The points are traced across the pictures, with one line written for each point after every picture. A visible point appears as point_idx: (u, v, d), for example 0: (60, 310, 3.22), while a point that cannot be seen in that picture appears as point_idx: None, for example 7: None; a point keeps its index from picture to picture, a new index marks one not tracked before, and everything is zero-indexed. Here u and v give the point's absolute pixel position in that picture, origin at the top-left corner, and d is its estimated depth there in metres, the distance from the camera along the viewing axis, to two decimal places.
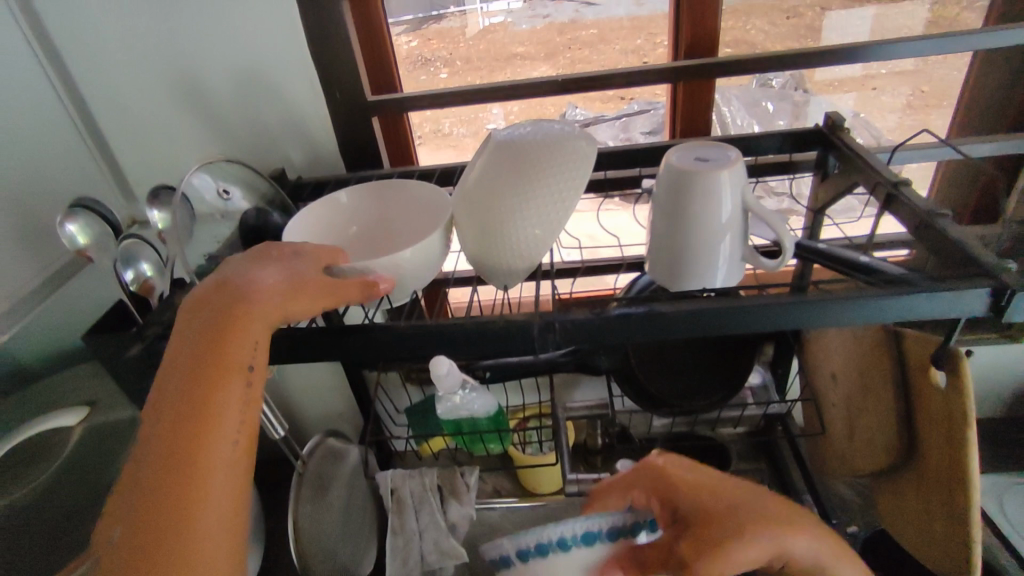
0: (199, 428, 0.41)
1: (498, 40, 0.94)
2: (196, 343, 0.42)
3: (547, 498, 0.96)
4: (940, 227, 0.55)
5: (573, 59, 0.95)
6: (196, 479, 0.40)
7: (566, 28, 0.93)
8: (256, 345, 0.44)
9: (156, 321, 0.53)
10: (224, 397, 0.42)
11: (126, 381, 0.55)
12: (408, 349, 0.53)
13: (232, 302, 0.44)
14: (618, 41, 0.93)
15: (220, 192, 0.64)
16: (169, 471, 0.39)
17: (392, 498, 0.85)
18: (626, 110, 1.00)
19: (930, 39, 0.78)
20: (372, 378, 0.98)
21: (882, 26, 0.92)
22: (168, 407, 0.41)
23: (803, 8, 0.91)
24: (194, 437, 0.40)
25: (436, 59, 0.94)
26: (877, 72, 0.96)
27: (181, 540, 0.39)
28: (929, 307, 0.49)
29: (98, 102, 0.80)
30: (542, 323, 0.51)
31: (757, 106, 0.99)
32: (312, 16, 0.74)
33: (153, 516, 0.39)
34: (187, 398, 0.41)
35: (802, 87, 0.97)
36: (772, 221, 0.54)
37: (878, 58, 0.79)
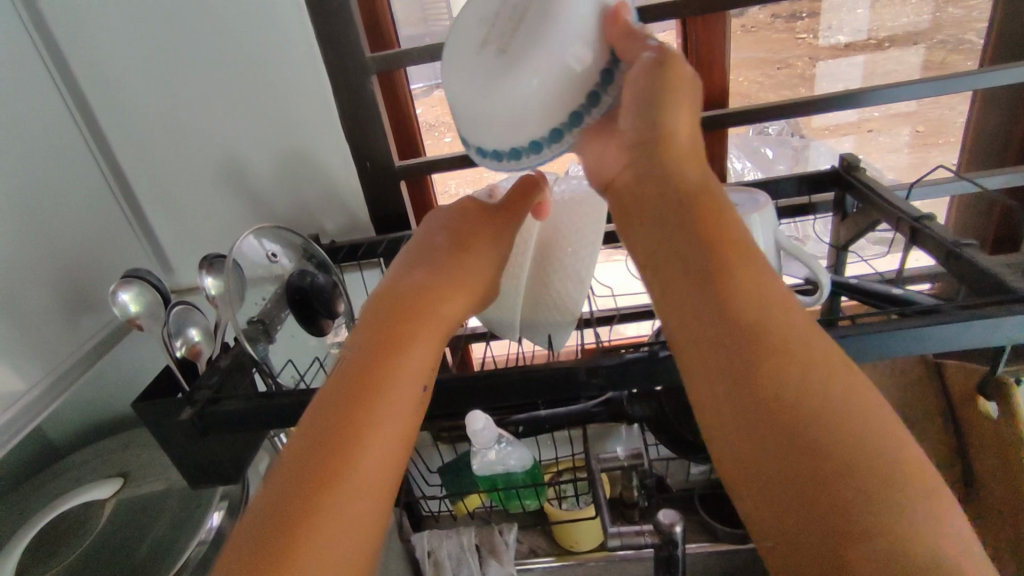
0: (355, 430, 0.39)
1: None
2: (377, 341, 0.43)
3: (586, 556, 0.93)
4: (969, 257, 0.55)
5: None
6: (338, 483, 0.37)
7: None
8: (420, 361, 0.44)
9: (205, 385, 0.56)
10: (385, 405, 0.41)
11: (173, 446, 0.56)
12: (453, 401, 0.54)
13: (413, 303, 0.46)
14: None
15: (269, 257, 0.68)
16: (317, 466, 0.38)
17: (430, 561, 0.83)
18: None
19: (926, 82, 0.81)
20: None
21: (873, 72, 0.96)
22: (335, 403, 0.41)
23: (792, 60, 0.95)
24: (349, 439, 0.39)
25: (440, 123, 0.93)
26: (871, 116, 1.01)
27: (309, 550, 0.35)
28: (972, 335, 0.49)
29: (143, 182, 0.85)
30: (586, 368, 0.51)
31: (756, 153, 1.00)
32: (342, 92, 0.78)
33: (290, 513, 0.36)
34: (353, 397, 0.40)
35: (799, 132, 1.01)
36: (803, 257, 0.57)
37: (875, 102, 0.82)
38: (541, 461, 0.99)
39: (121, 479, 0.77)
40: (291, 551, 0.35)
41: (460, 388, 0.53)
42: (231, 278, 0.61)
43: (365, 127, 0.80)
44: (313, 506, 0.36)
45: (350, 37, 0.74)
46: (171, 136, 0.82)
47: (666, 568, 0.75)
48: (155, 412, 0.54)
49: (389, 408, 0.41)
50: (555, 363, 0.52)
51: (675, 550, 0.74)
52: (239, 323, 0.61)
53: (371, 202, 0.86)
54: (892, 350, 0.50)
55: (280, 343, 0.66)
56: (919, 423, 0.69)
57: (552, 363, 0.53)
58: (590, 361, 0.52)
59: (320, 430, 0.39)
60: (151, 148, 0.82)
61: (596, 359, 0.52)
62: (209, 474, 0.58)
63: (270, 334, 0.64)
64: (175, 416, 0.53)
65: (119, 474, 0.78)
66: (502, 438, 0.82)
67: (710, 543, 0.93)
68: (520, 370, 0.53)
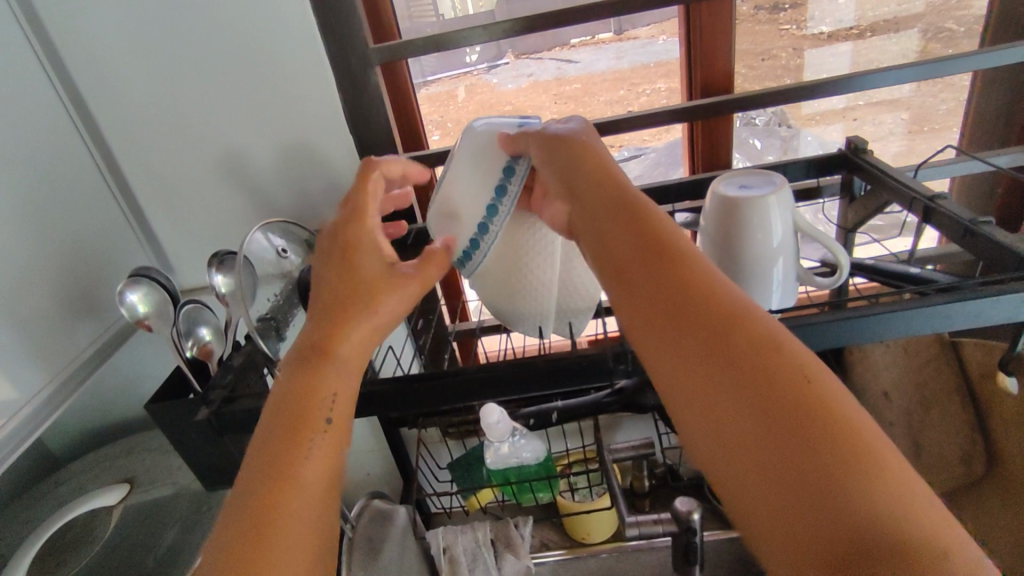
0: (300, 417, 0.42)
1: (485, 100, 0.96)
2: (317, 329, 0.46)
3: (598, 548, 0.93)
4: (986, 234, 0.55)
5: (560, 113, 0.98)
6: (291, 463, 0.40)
7: (552, 83, 0.96)
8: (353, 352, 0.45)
9: (219, 385, 0.55)
10: (323, 388, 0.43)
11: (190, 447, 0.54)
12: (479, 393, 0.53)
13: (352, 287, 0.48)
14: (602, 93, 0.97)
15: (278, 253, 0.67)
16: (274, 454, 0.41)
17: (445, 559, 0.80)
18: (618, 157, 1.02)
19: (920, 65, 0.81)
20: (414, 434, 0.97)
21: (860, 60, 0.96)
22: (288, 397, 0.43)
23: (776, 51, 0.94)
24: (297, 424, 0.42)
25: (427, 122, 0.94)
26: (855, 104, 1.00)
27: (272, 521, 0.38)
28: (996, 310, 0.49)
29: (142, 183, 0.83)
30: (614, 354, 0.51)
31: (744, 144, 1.00)
32: (345, 83, 0.77)
33: (257, 495, 0.39)
34: (300, 388, 0.43)
35: (786, 123, 1.00)
36: (822, 239, 0.56)
37: (860, 88, 0.82)
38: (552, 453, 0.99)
39: (128, 484, 0.75)
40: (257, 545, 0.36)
41: (487, 379, 0.52)
42: (244, 275, 0.60)
43: (368, 119, 0.79)
44: (274, 490, 0.39)
45: (353, 26, 0.73)
46: (169, 134, 0.80)
47: (685, 555, 0.75)
48: (170, 414, 0.52)
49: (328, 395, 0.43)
50: (582, 350, 0.52)
51: (694, 537, 0.74)
52: (251, 320, 0.61)
53: None
54: (919, 328, 0.50)
55: (288, 340, 0.67)
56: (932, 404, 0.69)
57: (580, 351, 0.52)
58: (618, 347, 0.51)
59: (269, 439, 0.42)
60: (149, 147, 0.81)
61: (622, 345, 0.51)
62: (226, 476, 0.56)
63: (281, 333, 0.64)
64: (190, 417, 0.52)
65: (125, 479, 0.76)
66: (517, 432, 0.82)
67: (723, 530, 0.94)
68: (547, 359, 0.52)
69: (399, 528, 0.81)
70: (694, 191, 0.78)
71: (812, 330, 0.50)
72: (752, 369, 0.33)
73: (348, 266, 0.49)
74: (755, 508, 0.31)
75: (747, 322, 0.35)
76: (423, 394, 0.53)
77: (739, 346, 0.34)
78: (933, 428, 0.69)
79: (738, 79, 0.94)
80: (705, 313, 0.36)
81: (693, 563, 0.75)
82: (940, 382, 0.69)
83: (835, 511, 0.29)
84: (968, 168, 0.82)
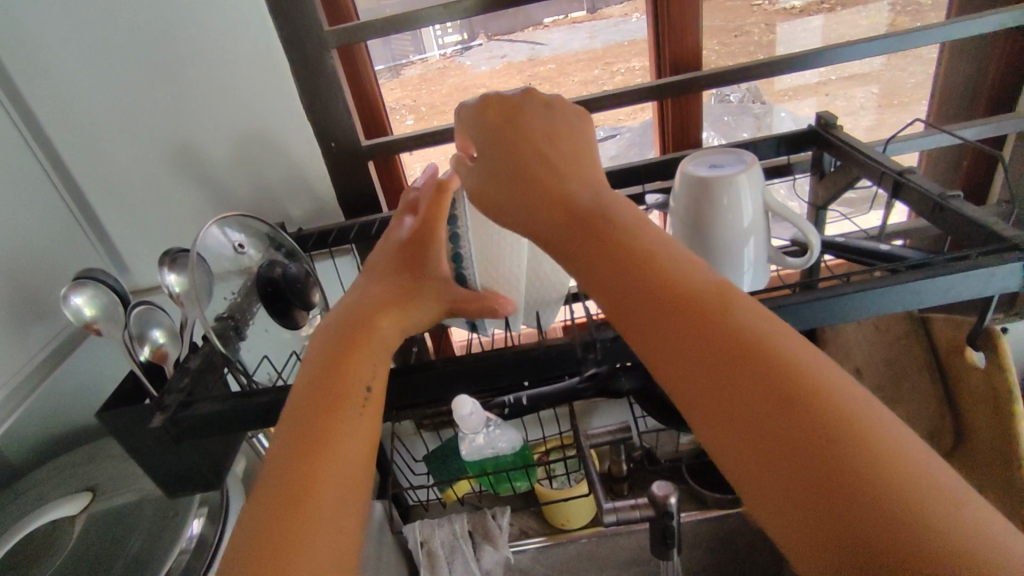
0: (325, 429, 0.39)
1: (459, 84, 0.93)
2: (338, 344, 0.44)
3: (577, 534, 0.96)
4: (955, 209, 0.55)
5: (538, 94, 0.95)
6: (315, 475, 0.37)
7: (526, 65, 0.93)
8: (375, 369, 0.44)
9: (174, 389, 0.52)
10: (349, 404, 0.41)
11: (144, 456, 0.51)
12: (446, 388, 0.51)
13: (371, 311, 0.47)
14: (577, 74, 0.94)
15: (235, 248, 0.64)
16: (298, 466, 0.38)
17: (423, 552, 0.80)
18: (596, 138, 1.00)
19: (888, 38, 0.80)
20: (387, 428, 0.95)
21: (831, 35, 0.95)
22: (306, 405, 0.41)
23: (749, 27, 0.93)
24: (321, 435, 0.39)
25: (400, 107, 0.92)
26: (829, 79, 1.00)
27: (295, 536, 0.35)
28: (965, 286, 0.49)
29: (87, 178, 0.79)
30: (584, 344, 0.49)
31: (720, 122, 1.00)
32: (300, 68, 0.73)
33: (280, 508, 0.36)
34: (323, 397, 0.41)
35: (761, 99, 1.00)
36: (793, 218, 0.55)
37: (831, 63, 0.81)
38: (530, 441, 0.98)
39: (90, 493, 0.73)
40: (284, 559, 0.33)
41: (455, 374, 0.50)
42: (199, 273, 0.57)
43: (326, 106, 0.76)
44: (299, 507, 0.36)
45: (305, 8, 0.69)
46: (114, 127, 0.76)
47: (663, 538, 0.75)
48: (122, 422, 0.49)
49: (355, 410, 0.41)
50: (551, 339, 0.51)
51: (672, 521, 0.74)
52: (208, 320, 0.58)
53: (339, 186, 0.82)
54: (889, 307, 0.50)
55: (250, 339, 0.64)
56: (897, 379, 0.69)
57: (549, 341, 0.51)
58: (587, 336, 0.50)
59: (285, 450, 0.38)
60: (93, 141, 0.76)
61: (592, 333, 0.50)
62: (188, 482, 0.55)
63: (241, 332, 0.61)
64: (145, 425, 0.49)
65: (88, 488, 0.74)
66: (490, 423, 0.79)
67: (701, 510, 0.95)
68: (516, 350, 0.50)
69: (377, 525, 0.78)
70: (664, 172, 0.77)
71: (783, 312, 0.49)
72: (737, 350, 0.32)
73: (372, 295, 0.49)
74: (771, 499, 0.29)
75: (721, 302, 0.34)
76: (389, 391, 0.51)
77: (715, 328, 0.33)
78: (908, 405, 0.67)
79: (707, 57, 0.92)
80: (681, 297, 0.35)
81: (671, 547, 0.76)
82: (913, 358, 0.65)
83: (829, 478, 0.27)
84: (935, 142, 0.81)
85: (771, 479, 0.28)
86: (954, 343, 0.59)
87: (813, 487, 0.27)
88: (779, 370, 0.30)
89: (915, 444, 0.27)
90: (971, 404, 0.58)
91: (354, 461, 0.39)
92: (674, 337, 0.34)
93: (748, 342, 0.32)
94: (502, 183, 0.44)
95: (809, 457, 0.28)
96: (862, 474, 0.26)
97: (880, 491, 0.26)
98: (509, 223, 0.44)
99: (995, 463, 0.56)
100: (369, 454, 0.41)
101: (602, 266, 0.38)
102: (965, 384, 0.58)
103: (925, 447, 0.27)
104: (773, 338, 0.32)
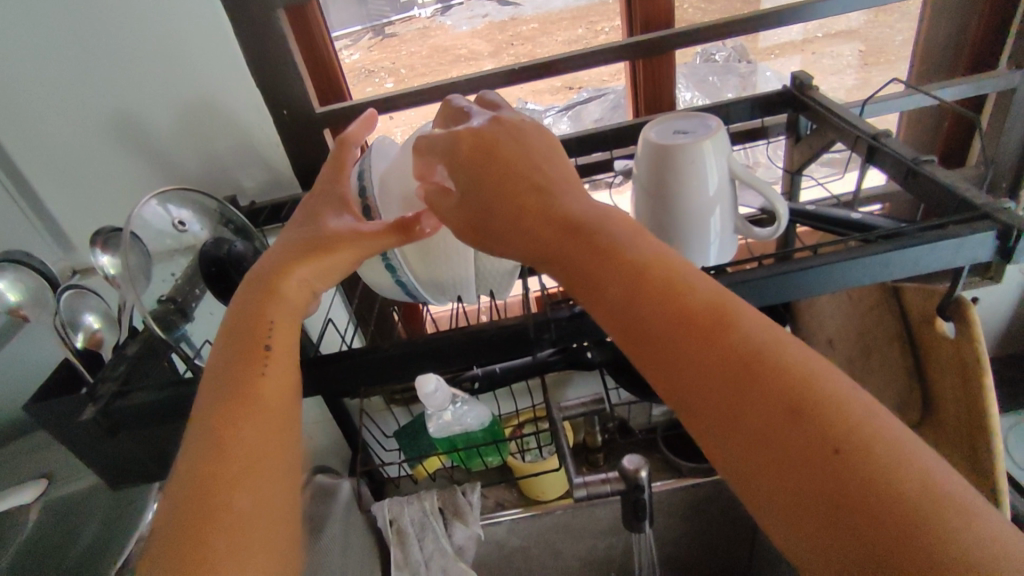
0: (240, 398, 0.39)
1: (440, 44, 0.90)
2: (240, 314, 0.43)
3: (552, 505, 0.95)
4: (929, 176, 0.52)
5: (518, 54, 0.92)
6: (237, 449, 0.38)
7: (508, 24, 0.92)
8: (279, 323, 0.43)
9: (110, 377, 0.49)
10: (261, 369, 0.41)
11: (79, 449, 0.49)
12: (393, 371, 0.49)
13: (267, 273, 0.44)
14: (559, 32, 0.92)
15: (176, 225, 0.61)
16: (218, 444, 0.38)
17: (393, 530, 0.81)
18: (577, 99, 0.98)
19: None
20: (355, 404, 0.93)
21: None
22: (218, 380, 0.40)
23: None
24: (237, 406, 0.39)
25: (380, 69, 0.89)
26: (814, 36, 0.97)
27: (225, 511, 0.36)
28: (934, 257, 0.47)
29: (19, 150, 0.74)
30: (537, 324, 0.47)
31: (704, 82, 0.97)
32: (244, 29, 0.68)
33: (204, 486, 0.36)
34: (231, 370, 0.40)
35: (746, 58, 0.96)
36: (761, 187, 0.53)
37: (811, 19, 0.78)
38: (502, 414, 0.97)
39: (43, 481, 0.70)
40: (214, 534, 0.35)
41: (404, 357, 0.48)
42: (134, 254, 0.54)
43: (276, 71, 0.71)
44: (227, 482, 0.37)
45: None
46: (44, 94, 0.70)
47: (634, 512, 0.74)
48: (50, 415, 0.46)
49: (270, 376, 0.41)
50: (503, 319, 0.48)
51: (642, 495, 0.73)
52: (147, 304, 0.55)
53: (293, 156, 0.78)
54: (855, 281, 0.48)
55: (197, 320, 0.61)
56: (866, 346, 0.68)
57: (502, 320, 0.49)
58: (540, 316, 0.48)
59: (202, 431, 0.38)
60: (22, 109, 0.71)
61: (546, 312, 0.47)
62: (130, 472, 0.53)
63: (186, 313, 0.58)
64: (75, 418, 0.46)
65: (41, 475, 0.71)
66: (457, 399, 0.79)
67: (676, 479, 0.95)
68: (467, 330, 0.48)
69: (344, 503, 0.80)
70: (633, 138, 0.74)
71: (741, 288, 0.47)
72: (744, 367, 0.32)
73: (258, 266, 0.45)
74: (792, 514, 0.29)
75: (722, 313, 0.34)
76: (333, 374, 0.49)
77: (721, 345, 0.33)
78: (879, 374, 0.65)
79: (682, 14, 0.87)
80: (686, 312, 0.34)
81: (642, 519, 0.75)
82: (884, 326, 0.63)
83: (850, 496, 0.27)
84: (914, 103, 0.78)
85: (798, 502, 0.29)
86: (924, 313, 0.57)
87: (834, 505, 0.28)
88: (794, 393, 0.30)
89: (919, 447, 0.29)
90: (938, 373, 0.57)
91: (274, 425, 0.40)
92: (680, 353, 0.33)
93: (753, 357, 0.32)
94: (490, 193, 0.42)
95: (830, 475, 0.28)
96: (881, 492, 0.27)
97: (896, 505, 0.27)
98: (498, 235, 0.42)
99: (961, 433, 0.55)
100: (288, 405, 0.41)
101: (612, 288, 0.37)
102: (933, 353, 0.57)
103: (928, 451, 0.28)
104: (776, 351, 0.32)
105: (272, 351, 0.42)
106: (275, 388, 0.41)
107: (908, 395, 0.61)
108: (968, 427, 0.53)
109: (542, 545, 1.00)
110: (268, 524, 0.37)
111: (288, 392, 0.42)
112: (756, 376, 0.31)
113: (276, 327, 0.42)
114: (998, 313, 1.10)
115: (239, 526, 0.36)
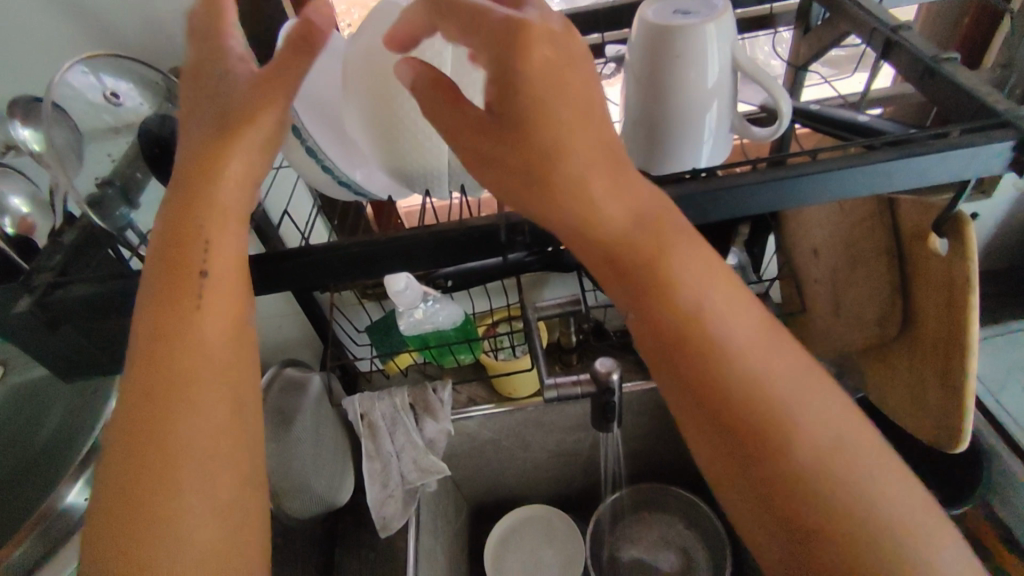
0: (166, 325, 0.38)
1: None
2: (162, 234, 0.40)
3: (524, 403, 0.96)
4: (949, 75, 0.48)
5: None
6: (175, 382, 0.37)
7: None
8: (209, 242, 0.40)
9: (44, 265, 0.46)
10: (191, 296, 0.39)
11: (17, 339, 0.46)
12: (355, 268, 0.45)
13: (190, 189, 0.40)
14: None
15: (109, 95, 0.54)
16: (149, 374, 0.37)
17: (364, 423, 0.81)
18: None
19: None
20: (326, 298, 0.91)
21: None
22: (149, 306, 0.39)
23: None
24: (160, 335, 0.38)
25: None
26: None
27: (160, 440, 0.36)
28: (940, 168, 0.43)
29: None
30: (508, 226, 0.44)
31: None
32: None
33: (138, 424, 0.36)
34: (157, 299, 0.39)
35: None
36: (764, 81, 0.48)
37: None
38: (476, 313, 0.97)
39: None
40: (161, 465, 0.35)
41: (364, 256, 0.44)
42: (61, 131, 0.48)
43: None
44: (157, 422, 0.36)
45: None
46: None
47: (603, 413, 0.75)
48: None
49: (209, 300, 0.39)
50: (472, 219, 0.45)
51: (612, 397, 0.73)
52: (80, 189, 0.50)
53: None
54: (853, 192, 0.44)
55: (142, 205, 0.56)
56: (846, 263, 0.66)
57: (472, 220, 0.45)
58: (513, 217, 0.44)
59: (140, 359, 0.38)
60: None
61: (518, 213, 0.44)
62: (78, 364, 0.50)
63: (130, 198, 0.53)
64: (7, 308, 0.43)
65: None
66: (429, 297, 0.77)
67: (646, 380, 0.96)
68: (433, 229, 0.45)
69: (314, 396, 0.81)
70: (628, 19, 0.66)
71: (732, 194, 0.43)
72: (696, 371, 0.36)
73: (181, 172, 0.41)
74: (712, 469, 0.37)
75: (693, 313, 0.37)
76: (288, 273, 0.46)
77: (676, 334, 0.36)
78: (860, 290, 0.63)
79: None
80: (647, 286, 0.37)
81: (611, 420, 0.76)
82: (872, 242, 0.61)
83: (753, 459, 0.35)
84: None
85: (719, 467, 0.36)
86: (918, 228, 0.54)
87: (755, 486, 0.35)
88: (746, 406, 0.35)
89: (823, 433, 0.35)
90: (923, 289, 0.55)
91: (214, 359, 0.39)
92: (653, 351, 0.37)
93: (701, 348, 0.36)
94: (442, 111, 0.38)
95: (748, 445, 0.35)
96: (781, 451, 0.35)
97: (801, 485, 0.34)
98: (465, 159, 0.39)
99: (935, 351, 0.54)
100: (230, 329, 0.40)
101: (588, 256, 0.38)
102: (922, 269, 0.55)
103: (829, 432, 0.35)
104: (721, 340, 0.36)
105: (203, 271, 0.40)
106: (209, 320, 0.39)
107: (886, 314, 0.60)
108: (944, 345, 0.52)
109: (513, 438, 1.03)
110: (230, 444, 0.38)
111: (232, 316, 0.40)
112: (698, 363, 0.36)
113: (211, 248, 0.40)
114: (986, 227, 1.08)
115: (181, 460, 0.36)
